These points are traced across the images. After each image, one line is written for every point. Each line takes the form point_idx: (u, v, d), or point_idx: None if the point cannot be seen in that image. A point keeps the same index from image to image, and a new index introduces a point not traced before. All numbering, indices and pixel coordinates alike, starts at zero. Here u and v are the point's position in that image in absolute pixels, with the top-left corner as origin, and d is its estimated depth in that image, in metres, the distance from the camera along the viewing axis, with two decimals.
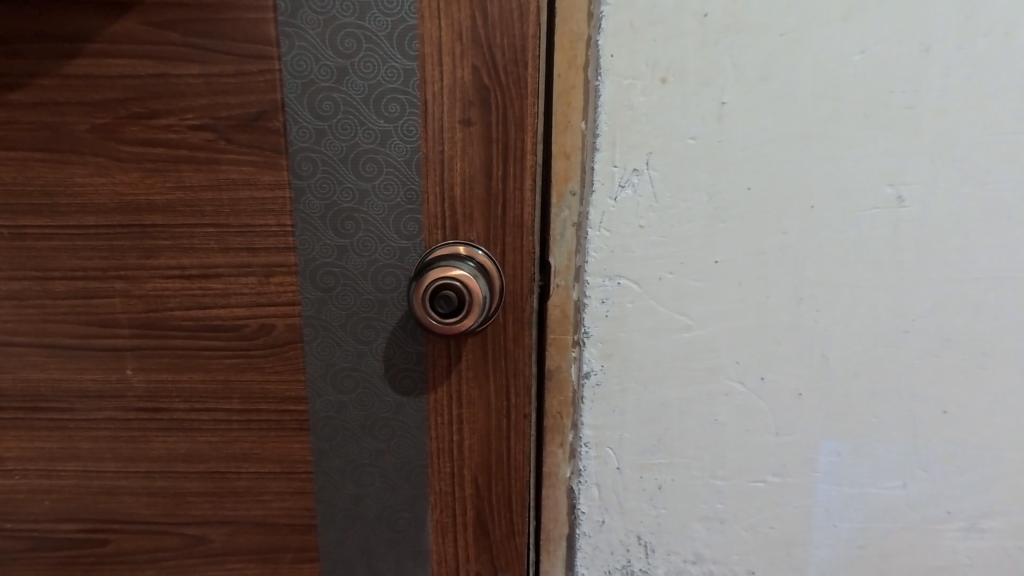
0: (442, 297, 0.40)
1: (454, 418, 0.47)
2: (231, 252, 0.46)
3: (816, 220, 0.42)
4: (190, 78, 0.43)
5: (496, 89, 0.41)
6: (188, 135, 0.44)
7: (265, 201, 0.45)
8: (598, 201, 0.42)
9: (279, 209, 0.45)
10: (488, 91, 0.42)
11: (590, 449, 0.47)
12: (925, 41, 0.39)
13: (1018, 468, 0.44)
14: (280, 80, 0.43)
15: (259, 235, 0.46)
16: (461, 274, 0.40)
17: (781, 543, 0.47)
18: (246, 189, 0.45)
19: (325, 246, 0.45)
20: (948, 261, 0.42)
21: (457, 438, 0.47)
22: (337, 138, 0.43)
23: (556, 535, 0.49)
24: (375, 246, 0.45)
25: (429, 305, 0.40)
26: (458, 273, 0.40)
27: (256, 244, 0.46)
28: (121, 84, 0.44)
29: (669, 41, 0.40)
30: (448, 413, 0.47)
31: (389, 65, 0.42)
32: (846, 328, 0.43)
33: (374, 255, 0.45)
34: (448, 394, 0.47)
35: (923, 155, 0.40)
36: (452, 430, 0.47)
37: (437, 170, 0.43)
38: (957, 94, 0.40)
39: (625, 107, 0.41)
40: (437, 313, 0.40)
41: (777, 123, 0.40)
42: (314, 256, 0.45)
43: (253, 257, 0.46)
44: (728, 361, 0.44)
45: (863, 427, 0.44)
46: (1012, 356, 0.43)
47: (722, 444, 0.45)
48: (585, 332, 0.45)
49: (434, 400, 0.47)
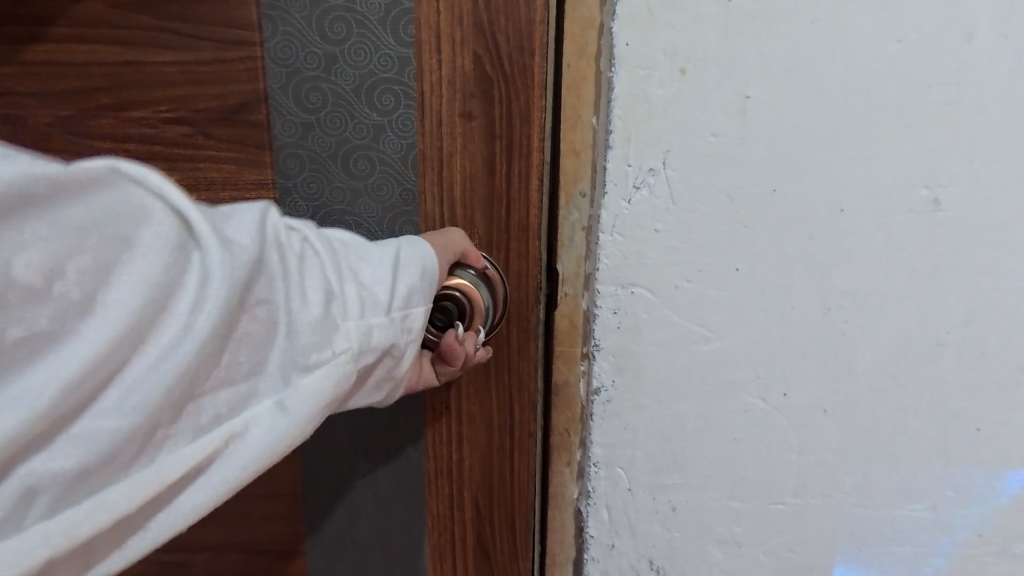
0: (441, 308, 0.40)
1: (454, 437, 0.44)
2: None
3: (846, 225, 0.39)
4: (164, 66, 0.39)
5: (499, 80, 0.38)
6: (162, 130, 0.41)
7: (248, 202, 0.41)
8: (611, 203, 0.39)
9: None
10: (491, 82, 0.38)
11: (599, 469, 0.43)
12: (965, 31, 0.36)
13: None
14: (262, 69, 0.39)
15: None
16: (462, 282, 0.39)
17: (801, 567, 0.44)
18: (227, 190, 0.41)
19: None
20: (984, 270, 0.39)
21: (456, 457, 0.44)
22: (325, 133, 0.39)
23: (563, 559, 0.46)
24: None
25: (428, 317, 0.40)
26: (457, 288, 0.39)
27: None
28: (86, 72, 0.40)
29: (689, 29, 0.36)
30: (447, 431, 0.44)
31: (382, 53, 0.38)
32: (873, 339, 0.40)
33: None
34: (448, 411, 0.44)
35: (961, 155, 0.37)
36: (452, 449, 0.44)
37: (435, 169, 0.40)
38: (999, 89, 0.36)
39: (640, 101, 0.37)
40: (436, 325, 0.40)
41: (805, 119, 0.37)
42: None
43: None
44: (747, 375, 0.41)
45: (890, 445, 0.42)
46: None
47: (743, 462, 0.42)
48: (595, 345, 0.41)
49: (432, 418, 0.44)
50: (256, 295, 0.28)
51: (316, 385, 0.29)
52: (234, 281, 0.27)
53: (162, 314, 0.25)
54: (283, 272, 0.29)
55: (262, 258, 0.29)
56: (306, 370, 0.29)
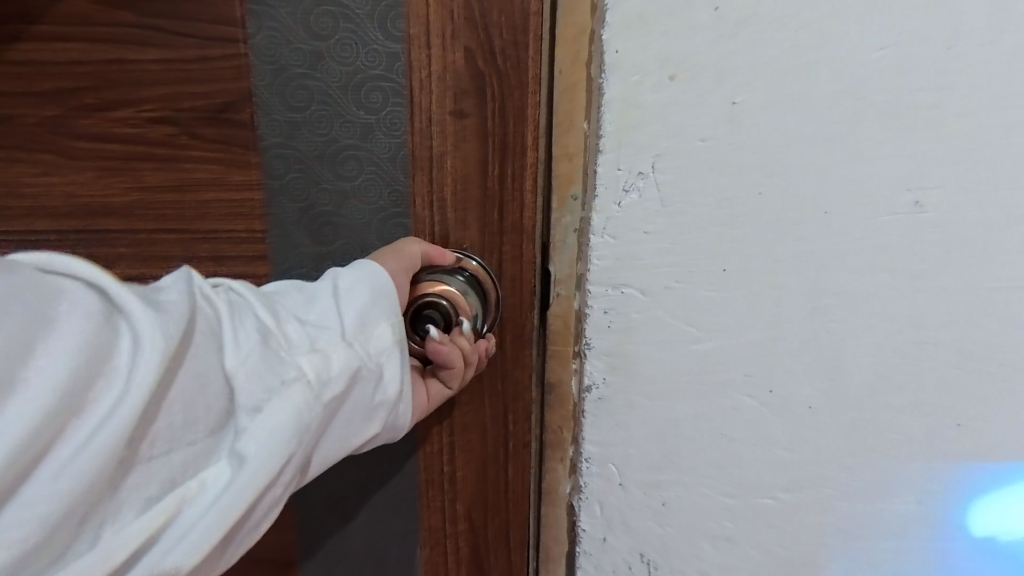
0: (430, 314, 0.42)
1: (447, 448, 0.45)
2: (199, 261, 0.42)
3: (832, 226, 0.39)
4: (148, 64, 0.39)
5: (493, 77, 0.39)
6: (147, 129, 0.40)
7: (235, 202, 0.41)
8: (603, 207, 0.39)
9: (250, 212, 0.41)
10: (484, 79, 0.39)
11: (592, 466, 0.44)
12: (949, 37, 0.36)
13: None
14: (247, 64, 0.39)
15: (229, 241, 0.42)
16: (450, 290, 0.41)
17: (791, 560, 0.45)
18: (213, 191, 0.41)
19: (301, 252, 0.42)
20: (971, 270, 0.39)
21: (450, 469, 0.45)
22: (313, 132, 0.40)
23: (557, 554, 0.47)
24: (355, 252, 0.42)
25: (416, 323, 0.42)
26: (449, 294, 0.41)
27: (224, 253, 0.42)
28: (69, 71, 0.40)
29: (679, 36, 0.37)
30: (440, 442, 0.44)
31: (370, 48, 0.38)
32: (859, 338, 0.41)
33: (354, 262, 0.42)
34: (442, 423, 0.44)
35: (947, 157, 0.38)
36: (445, 461, 0.45)
37: (426, 170, 0.40)
38: (985, 92, 0.37)
39: (631, 107, 0.38)
40: (422, 332, 0.42)
41: (792, 123, 0.38)
42: (286, 262, 0.42)
43: (221, 267, 0.42)
44: (736, 373, 0.42)
45: (877, 441, 0.42)
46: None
47: (733, 459, 0.43)
48: (587, 344, 0.42)
49: (425, 430, 0.44)
50: (196, 350, 0.32)
51: (273, 422, 0.31)
52: (167, 329, 0.30)
53: (96, 382, 0.28)
54: (218, 319, 0.33)
55: (196, 307, 0.33)
56: (251, 410, 0.31)
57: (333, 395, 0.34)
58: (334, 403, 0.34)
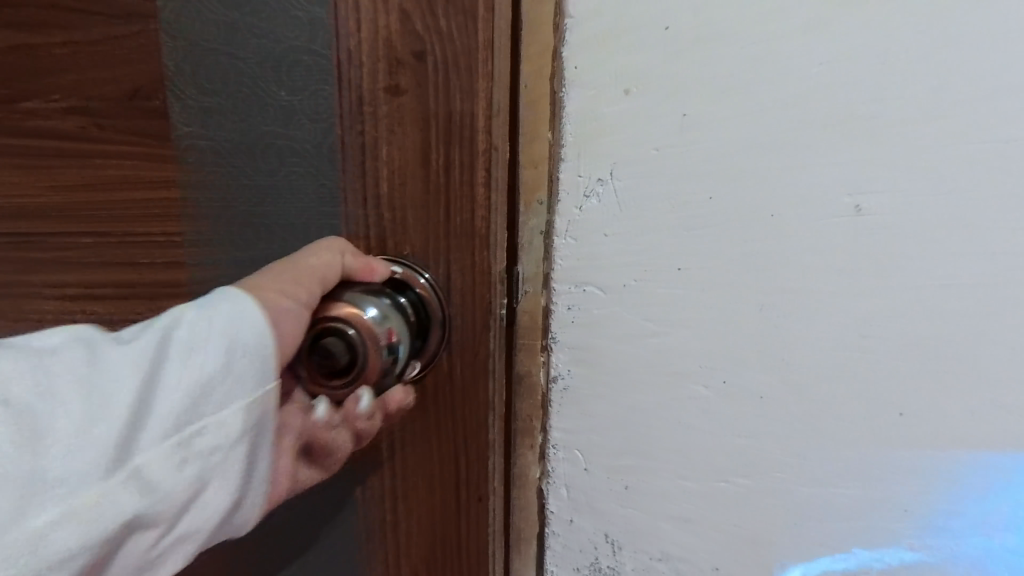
0: (341, 341, 0.39)
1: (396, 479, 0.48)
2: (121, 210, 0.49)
3: (778, 228, 0.43)
4: (44, 46, 0.47)
5: (433, 54, 0.41)
6: (51, 102, 0.48)
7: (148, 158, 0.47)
8: (565, 210, 0.43)
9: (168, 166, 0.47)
10: (426, 55, 0.41)
11: (559, 451, 0.47)
12: (883, 54, 0.40)
13: (989, 475, 0.44)
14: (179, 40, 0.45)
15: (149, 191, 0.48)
16: (367, 315, 0.40)
17: (748, 541, 0.48)
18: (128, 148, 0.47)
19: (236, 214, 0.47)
20: (906, 269, 0.43)
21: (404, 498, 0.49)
22: (245, 101, 0.45)
23: (529, 534, 0.51)
24: (286, 216, 0.46)
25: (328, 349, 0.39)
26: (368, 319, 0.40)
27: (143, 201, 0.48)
28: (29, 58, 0.48)
29: (633, 54, 0.40)
30: (389, 474, 0.48)
31: (293, 17, 0.43)
32: (806, 332, 0.44)
33: (284, 225, 0.46)
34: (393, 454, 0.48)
35: (883, 166, 0.41)
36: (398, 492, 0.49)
37: (357, 151, 0.43)
38: (916, 105, 0.40)
39: (590, 119, 0.41)
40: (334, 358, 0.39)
41: (739, 134, 0.41)
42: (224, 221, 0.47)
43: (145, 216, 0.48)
44: (690, 365, 0.45)
45: (825, 429, 0.45)
46: (986, 362, 0.43)
47: (689, 445, 0.46)
48: (553, 338, 0.45)
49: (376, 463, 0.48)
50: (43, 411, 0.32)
51: (119, 498, 0.33)
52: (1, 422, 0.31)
53: None
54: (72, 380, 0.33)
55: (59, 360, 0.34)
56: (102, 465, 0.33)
57: (164, 505, 0.35)
58: (176, 509, 0.35)
